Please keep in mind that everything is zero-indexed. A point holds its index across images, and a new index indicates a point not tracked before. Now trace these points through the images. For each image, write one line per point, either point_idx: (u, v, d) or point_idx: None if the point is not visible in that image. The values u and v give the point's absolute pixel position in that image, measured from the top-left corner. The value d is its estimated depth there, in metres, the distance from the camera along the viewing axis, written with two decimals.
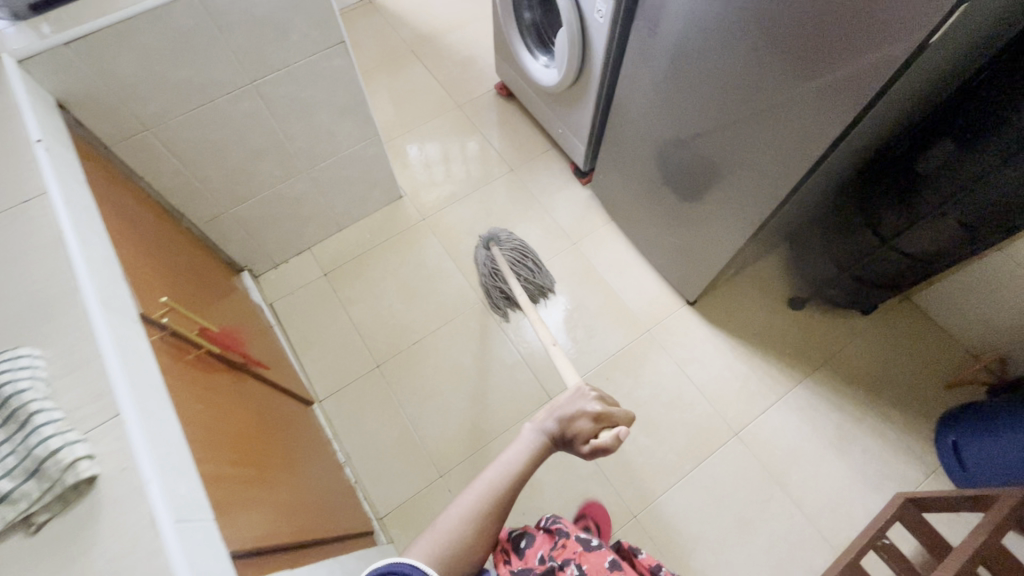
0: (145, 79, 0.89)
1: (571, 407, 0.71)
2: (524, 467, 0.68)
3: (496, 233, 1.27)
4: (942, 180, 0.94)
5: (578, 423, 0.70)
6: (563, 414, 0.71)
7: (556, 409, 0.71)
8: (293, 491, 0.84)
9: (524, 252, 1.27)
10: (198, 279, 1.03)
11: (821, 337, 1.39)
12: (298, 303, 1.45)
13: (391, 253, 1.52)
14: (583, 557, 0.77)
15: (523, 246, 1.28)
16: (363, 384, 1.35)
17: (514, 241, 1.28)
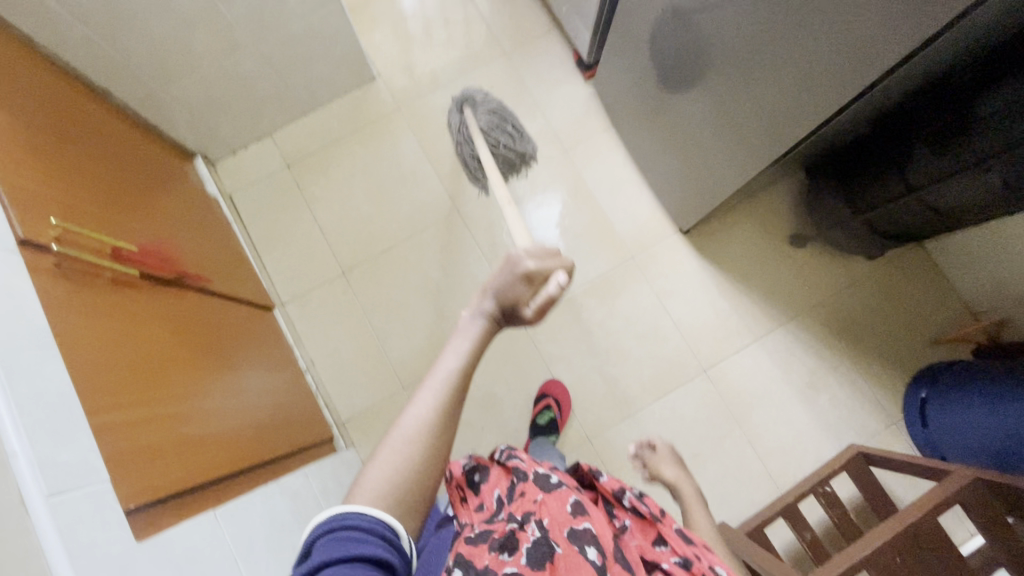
0: None
1: (505, 274, 0.57)
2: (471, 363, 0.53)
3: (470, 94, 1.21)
4: (996, 129, 0.77)
5: (517, 287, 0.56)
6: (499, 288, 0.56)
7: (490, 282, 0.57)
8: (234, 415, 0.83)
9: (502, 114, 1.20)
10: (125, 175, 0.92)
11: (816, 279, 1.29)
12: (259, 197, 1.34)
13: (361, 146, 1.36)
14: (542, 507, 0.57)
15: (501, 107, 1.22)
16: (327, 291, 1.29)
17: (492, 103, 1.21)
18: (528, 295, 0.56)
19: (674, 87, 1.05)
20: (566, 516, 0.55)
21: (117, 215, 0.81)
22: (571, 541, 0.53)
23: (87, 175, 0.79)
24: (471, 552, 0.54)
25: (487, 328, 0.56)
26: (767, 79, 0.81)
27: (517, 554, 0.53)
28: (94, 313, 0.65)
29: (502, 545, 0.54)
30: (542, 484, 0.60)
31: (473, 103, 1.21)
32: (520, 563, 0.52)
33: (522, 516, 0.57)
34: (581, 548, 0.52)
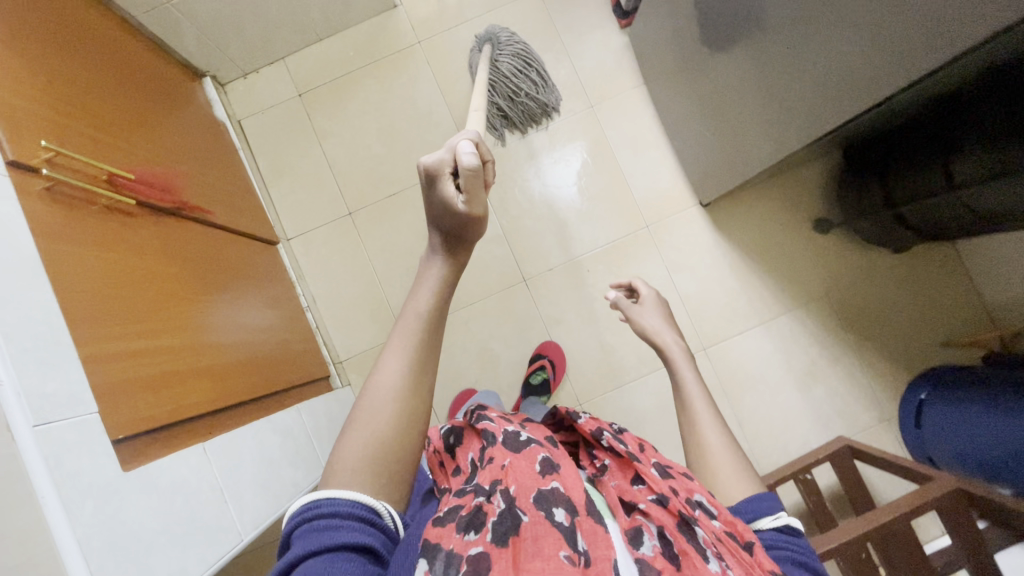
0: None
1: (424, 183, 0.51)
2: (435, 312, 0.54)
3: (496, 33, 1.20)
4: None
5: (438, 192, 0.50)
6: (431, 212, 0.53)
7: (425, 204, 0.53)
8: (231, 349, 0.84)
9: (526, 57, 1.21)
10: (126, 94, 0.88)
11: (835, 267, 1.25)
12: (268, 125, 1.30)
13: (377, 80, 1.30)
14: (509, 475, 0.55)
15: (526, 48, 1.21)
16: (333, 230, 1.28)
17: (517, 44, 1.21)
18: (451, 192, 0.50)
19: (715, 47, 0.96)
20: (530, 482, 0.54)
21: (116, 138, 0.78)
22: (537, 507, 0.51)
23: (84, 92, 0.76)
24: (434, 534, 0.48)
25: (446, 264, 0.55)
26: (814, 50, 0.73)
27: (483, 532, 0.49)
28: (87, 242, 0.64)
29: (468, 523, 0.50)
30: (508, 450, 0.60)
31: (497, 42, 1.22)
32: (486, 540, 0.48)
33: (489, 487, 0.55)
34: (548, 512, 0.50)
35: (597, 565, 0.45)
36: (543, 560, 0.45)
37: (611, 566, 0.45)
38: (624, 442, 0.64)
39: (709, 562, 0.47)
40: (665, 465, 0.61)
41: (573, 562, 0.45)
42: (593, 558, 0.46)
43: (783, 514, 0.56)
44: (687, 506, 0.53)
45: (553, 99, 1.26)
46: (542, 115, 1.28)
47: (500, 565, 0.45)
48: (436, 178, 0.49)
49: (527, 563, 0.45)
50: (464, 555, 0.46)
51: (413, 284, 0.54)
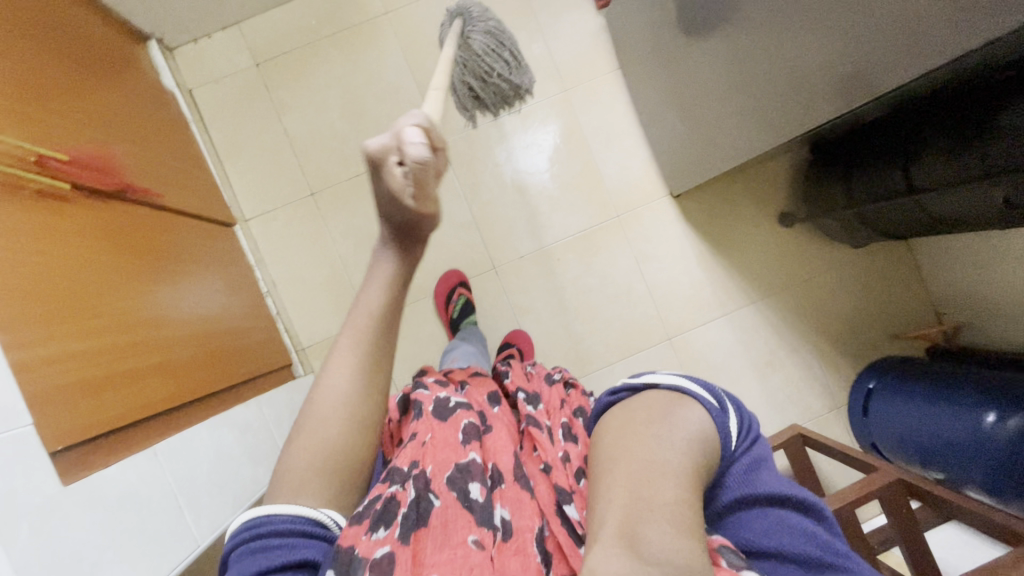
0: None
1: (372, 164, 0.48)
2: (384, 307, 0.58)
3: (467, 5, 1.07)
4: (999, 147, 0.73)
5: (389, 182, 0.48)
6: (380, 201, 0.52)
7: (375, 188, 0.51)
8: (186, 342, 0.80)
9: (499, 33, 1.07)
10: (58, 61, 0.80)
11: (795, 261, 1.28)
12: (222, 95, 1.21)
13: (340, 52, 1.22)
14: (427, 458, 0.58)
15: (499, 24, 1.08)
16: (294, 211, 1.21)
17: (489, 20, 1.08)
18: (401, 181, 0.47)
19: (693, 36, 0.94)
20: (447, 456, 0.59)
21: (46, 113, 0.71)
22: (450, 488, 0.56)
23: (9, 59, 0.69)
24: (348, 536, 0.51)
25: (398, 260, 0.58)
26: (790, 50, 0.73)
27: (393, 527, 0.52)
28: (20, 235, 0.59)
29: (378, 518, 0.53)
30: (431, 423, 0.62)
31: (468, 17, 1.08)
32: (394, 537, 0.52)
33: (407, 466, 0.58)
34: (461, 492, 0.56)
35: (516, 536, 0.52)
36: (450, 551, 0.51)
37: (531, 536, 0.52)
38: (533, 405, 0.69)
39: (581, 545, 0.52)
40: (566, 425, 0.65)
41: (481, 546, 0.51)
42: (513, 530, 0.53)
43: (739, 418, 0.47)
44: (569, 478, 0.57)
45: (529, 82, 1.12)
46: (514, 98, 1.14)
47: (402, 567, 0.49)
48: (385, 163, 0.47)
49: (433, 556, 0.51)
50: (370, 557, 0.49)
51: (364, 279, 0.58)
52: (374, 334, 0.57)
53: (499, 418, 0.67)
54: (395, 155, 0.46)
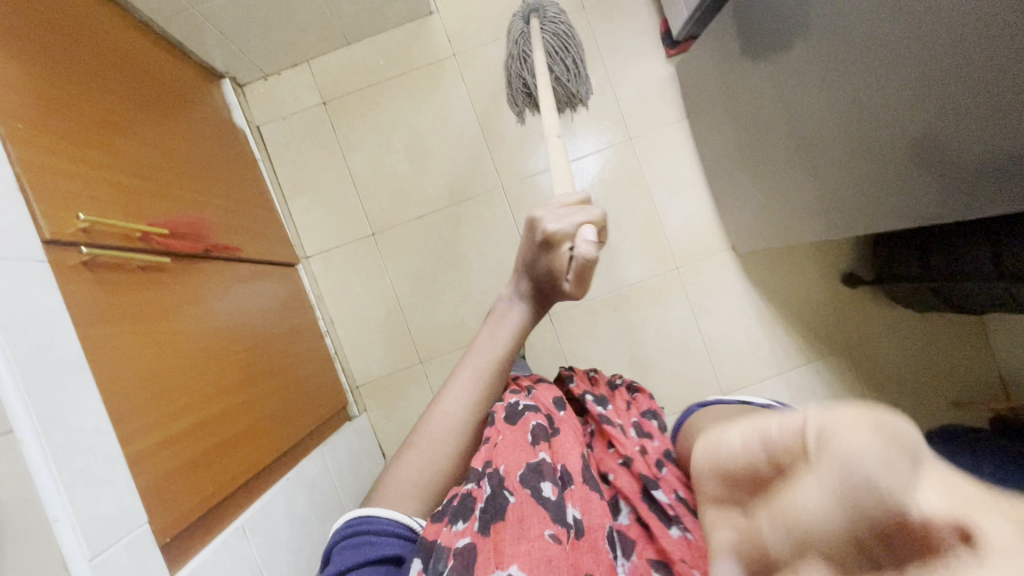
0: None
1: (535, 241, 0.61)
2: (507, 350, 0.66)
3: (542, 3, 1.10)
4: None
5: (549, 259, 0.61)
6: (529, 264, 0.64)
7: (525, 255, 0.64)
8: (267, 402, 0.83)
9: (566, 38, 1.09)
10: (151, 121, 0.82)
11: (856, 321, 1.25)
12: (290, 133, 1.22)
13: (407, 94, 1.23)
14: (497, 452, 0.57)
15: (570, 25, 1.09)
16: (354, 250, 1.23)
17: (561, 23, 1.09)
18: (564, 264, 0.61)
19: (782, 107, 0.93)
20: (518, 454, 0.57)
21: (148, 182, 0.73)
22: (524, 484, 0.55)
23: (107, 126, 0.69)
24: (432, 531, 0.52)
25: (527, 311, 0.67)
26: (898, 137, 0.71)
27: (471, 520, 0.52)
28: (131, 318, 0.60)
29: (456, 513, 0.53)
30: (502, 423, 0.61)
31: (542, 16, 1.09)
32: (473, 530, 0.51)
33: (480, 464, 0.57)
34: (535, 489, 0.54)
35: (589, 534, 0.52)
36: (528, 543, 0.50)
37: (603, 534, 0.52)
38: (603, 405, 0.68)
39: (671, 526, 0.54)
40: (637, 422, 0.66)
41: (558, 540, 0.50)
42: (585, 528, 0.53)
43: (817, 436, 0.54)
44: (652, 468, 0.59)
45: (587, 92, 1.17)
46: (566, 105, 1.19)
47: (484, 556, 0.49)
48: (555, 242, 0.60)
49: (512, 547, 0.50)
50: (452, 548, 0.50)
51: (487, 324, 0.67)
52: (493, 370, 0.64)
53: (567, 422, 0.63)
54: (567, 241, 0.60)
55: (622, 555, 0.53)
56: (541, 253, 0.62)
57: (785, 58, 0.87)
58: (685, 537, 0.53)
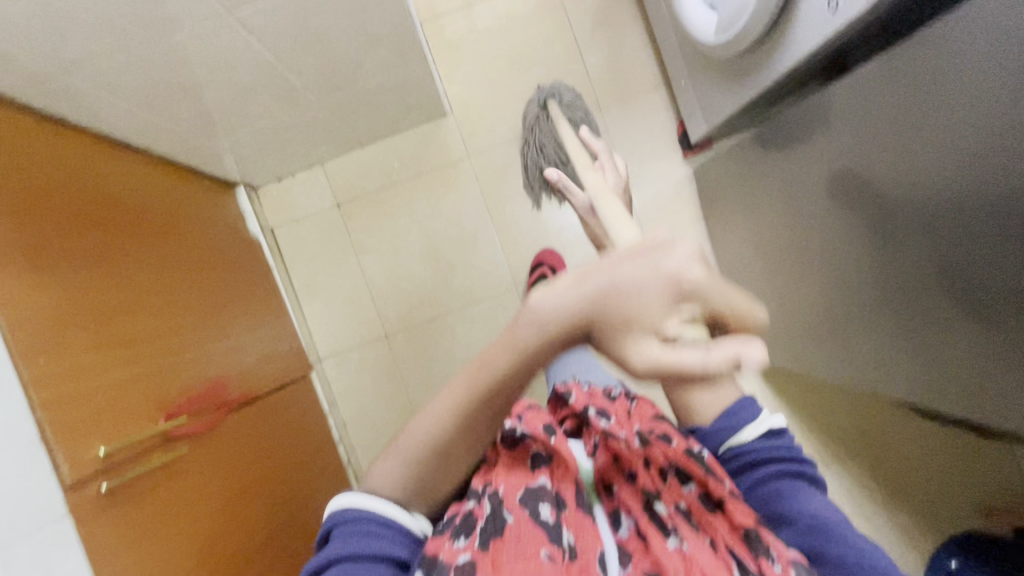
0: (56, 33, 0.56)
1: (654, 265, 0.37)
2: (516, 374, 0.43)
3: (558, 90, 1.13)
4: None
5: (636, 295, 0.37)
6: (611, 291, 0.37)
7: (610, 265, 0.38)
8: (284, 554, 0.83)
9: (582, 124, 1.11)
10: (168, 281, 0.82)
11: (874, 425, 1.24)
12: (304, 236, 1.22)
13: (422, 196, 1.22)
14: (494, 477, 0.57)
15: (587, 113, 1.11)
16: (367, 353, 1.22)
17: (576, 109, 1.11)
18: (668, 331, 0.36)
19: (803, 244, 0.92)
20: (518, 480, 0.56)
21: (168, 356, 0.74)
22: (523, 503, 0.53)
23: (129, 311, 0.70)
24: (432, 547, 0.50)
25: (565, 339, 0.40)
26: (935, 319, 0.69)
27: (473, 537, 0.51)
28: (153, 529, 0.59)
29: (457, 530, 0.51)
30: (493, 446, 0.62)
31: (558, 99, 1.11)
32: (476, 548, 0.50)
33: (482, 484, 0.56)
34: (534, 511, 0.53)
35: (581, 557, 0.50)
36: (524, 562, 0.48)
37: (594, 558, 0.50)
38: (608, 420, 0.65)
39: (669, 538, 0.52)
40: (645, 431, 0.63)
41: (554, 560, 0.48)
42: (578, 551, 0.51)
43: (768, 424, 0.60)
44: (657, 480, 0.57)
45: None
46: None
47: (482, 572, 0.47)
48: (685, 296, 0.36)
49: (509, 565, 0.48)
50: (453, 565, 0.48)
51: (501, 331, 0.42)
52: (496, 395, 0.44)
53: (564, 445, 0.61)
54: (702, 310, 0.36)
55: (617, 564, 0.52)
56: (646, 282, 0.36)
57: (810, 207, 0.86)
58: (684, 546, 0.51)
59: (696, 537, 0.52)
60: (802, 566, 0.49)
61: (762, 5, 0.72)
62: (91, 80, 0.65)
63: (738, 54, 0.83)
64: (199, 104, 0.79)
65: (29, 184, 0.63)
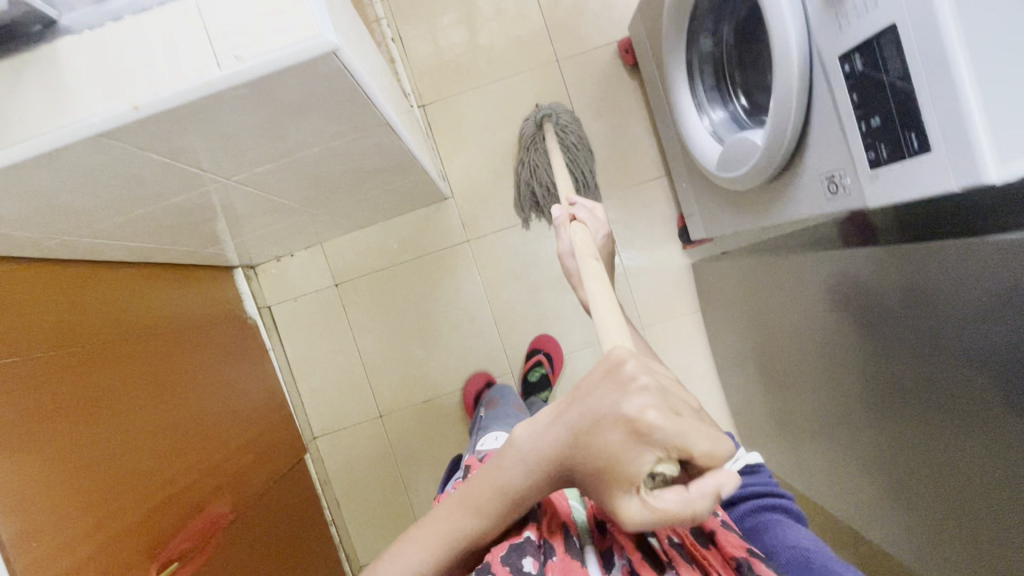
0: (53, 218, 0.56)
1: (615, 407, 0.34)
2: (521, 496, 0.41)
3: (556, 110, 1.14)
4: None
5: (605, 434, 0.35)
6: (581, 430, 0.36)
7: (581, 401, 0.37)
8: None
9: (577, 149, 1.16)
10: (167, 400, 0.82)
11: None
12: (301, 314, 1.22)
13: (420, 279, 1.22)
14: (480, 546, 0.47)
15: (581, 137, 1.17)
16: (360, 433, 1.23)
17: (571, 133, 1.15)
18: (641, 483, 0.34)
19: (793, 370, 0.92)
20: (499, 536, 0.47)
21: (166, 487, 0.76)
22: (504, 559, 0.44)
23: (129, 449, 0.72)
24: None
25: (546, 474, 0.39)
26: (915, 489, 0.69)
27: None
28: None
29: None
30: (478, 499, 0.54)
31: (555, 122, 1.15)
32: None
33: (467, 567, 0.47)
34: (515, 565, 0.44)
35: None
36: None
37: None
38: None
39: None
40: None
41: None
42: None
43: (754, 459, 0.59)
44: None
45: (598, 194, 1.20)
46: None
47: None
48: (647, 440, 0.33)
49: None
50: None
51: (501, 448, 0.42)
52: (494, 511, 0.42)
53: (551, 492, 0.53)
54: (667, 450, 0.33)
55: None
56: (609, 428, 0.34)
57: (794, 343, 0.87)
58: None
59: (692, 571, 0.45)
60: None
61: (764, 158, 0.71)
62: (92, 235, 0.66)
63: (738, 189, 0.83)
64: (197, 229, 0.80)
65: (26, 348, 0.63)
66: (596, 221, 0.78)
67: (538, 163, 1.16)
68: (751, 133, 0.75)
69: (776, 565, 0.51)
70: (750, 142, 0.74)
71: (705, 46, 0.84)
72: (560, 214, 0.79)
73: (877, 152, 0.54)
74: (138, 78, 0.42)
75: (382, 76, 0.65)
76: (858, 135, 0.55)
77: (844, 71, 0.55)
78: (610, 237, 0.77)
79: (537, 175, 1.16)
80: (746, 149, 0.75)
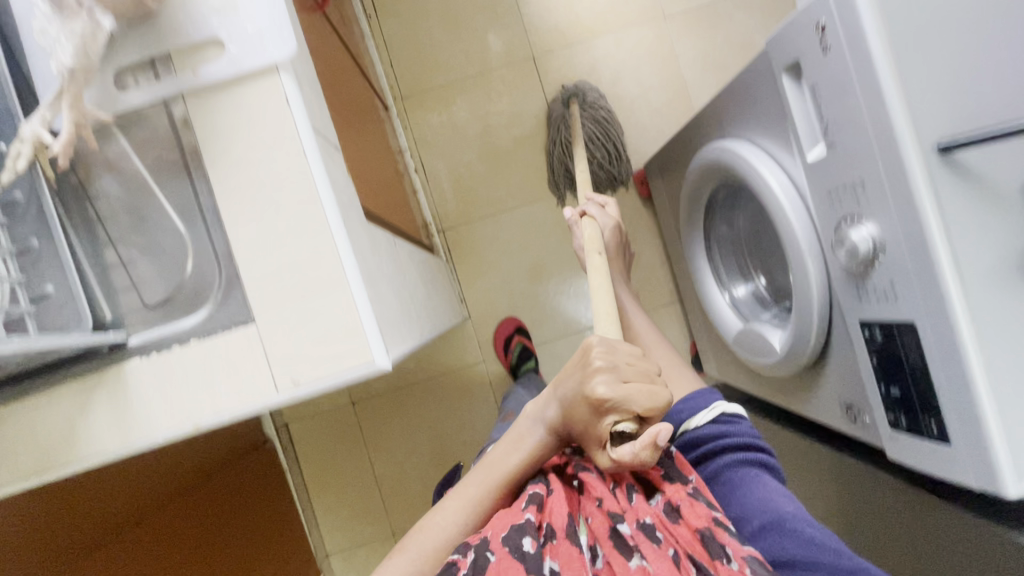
0: None
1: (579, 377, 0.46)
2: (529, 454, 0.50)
3: (582, 88, 1.18)
4: None
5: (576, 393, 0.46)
6: (562, 400, 0.47)
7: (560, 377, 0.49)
8: None
9: (606, 125, 1.18)
10: None
11: None
12: (317, 435, 1.24)
13: (436, 398, 1.24)
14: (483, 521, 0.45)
15: (610, 110, 1.19)
16: (373, 551, 1.24)
17: (600, 108, 1.18)
18: (605, 432, 0.44)
19: None
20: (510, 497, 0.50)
21: None
22: (502, 537, 0.43)
23: None
24: None
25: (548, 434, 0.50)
26: None
27: None
28: None
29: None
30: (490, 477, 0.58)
31: (582, 100, 1.18)
32: None
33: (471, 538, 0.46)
34: (515, 544, 0.42)
35: None
36: None
37: None
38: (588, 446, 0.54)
39: (633, 561, 0.43)
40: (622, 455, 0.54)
41: None
42: None
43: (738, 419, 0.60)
44: (623, 500, 0.47)
45: (629, 173, 1.21)
46: (608, 188, 1.22)
47: None
48: (604, 408, 0.43)
49: None
50: None
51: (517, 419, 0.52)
52: (508, 466, 0.50)
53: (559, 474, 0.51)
54: (619, 413, 0.43)
55: None
56: (573, 389, 0.46)
57: None
58: (648, 567, 0.42)
59: (660, 553, 0.43)
60: (760, 564, 0.44)
61: (782, 362, 0.74)
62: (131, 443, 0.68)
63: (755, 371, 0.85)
64: None
65: None
66: (605, 216, 0.82)
67: (567, 140, 1.18)
68: (770, 331, 0.77)
69: (751, 530, 0.52)
70: (768, 341, 0.76)
71: (722, 229, 0.88)
72: (569, 216, 0.84)
73: (897, 417, 0.56)
74: (199, 402, 0.44)
75: (419, 297, 0.69)
76: (879, 395, 0.58)
77: (865, 335, 0.57)
78: (618, 228, 0.81)
79: (566, 151, 1.19)
80: (764, 344, 0.77)
